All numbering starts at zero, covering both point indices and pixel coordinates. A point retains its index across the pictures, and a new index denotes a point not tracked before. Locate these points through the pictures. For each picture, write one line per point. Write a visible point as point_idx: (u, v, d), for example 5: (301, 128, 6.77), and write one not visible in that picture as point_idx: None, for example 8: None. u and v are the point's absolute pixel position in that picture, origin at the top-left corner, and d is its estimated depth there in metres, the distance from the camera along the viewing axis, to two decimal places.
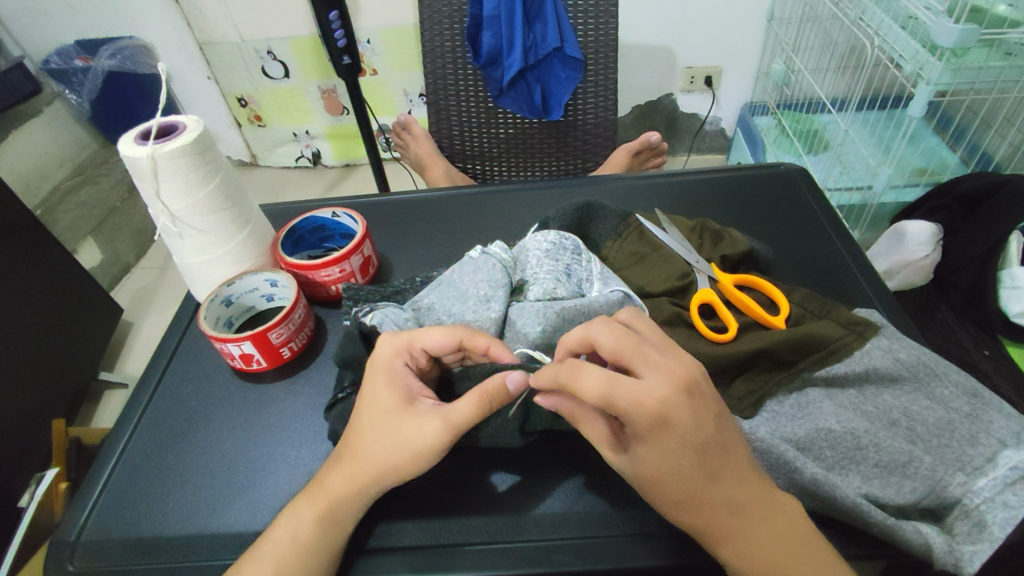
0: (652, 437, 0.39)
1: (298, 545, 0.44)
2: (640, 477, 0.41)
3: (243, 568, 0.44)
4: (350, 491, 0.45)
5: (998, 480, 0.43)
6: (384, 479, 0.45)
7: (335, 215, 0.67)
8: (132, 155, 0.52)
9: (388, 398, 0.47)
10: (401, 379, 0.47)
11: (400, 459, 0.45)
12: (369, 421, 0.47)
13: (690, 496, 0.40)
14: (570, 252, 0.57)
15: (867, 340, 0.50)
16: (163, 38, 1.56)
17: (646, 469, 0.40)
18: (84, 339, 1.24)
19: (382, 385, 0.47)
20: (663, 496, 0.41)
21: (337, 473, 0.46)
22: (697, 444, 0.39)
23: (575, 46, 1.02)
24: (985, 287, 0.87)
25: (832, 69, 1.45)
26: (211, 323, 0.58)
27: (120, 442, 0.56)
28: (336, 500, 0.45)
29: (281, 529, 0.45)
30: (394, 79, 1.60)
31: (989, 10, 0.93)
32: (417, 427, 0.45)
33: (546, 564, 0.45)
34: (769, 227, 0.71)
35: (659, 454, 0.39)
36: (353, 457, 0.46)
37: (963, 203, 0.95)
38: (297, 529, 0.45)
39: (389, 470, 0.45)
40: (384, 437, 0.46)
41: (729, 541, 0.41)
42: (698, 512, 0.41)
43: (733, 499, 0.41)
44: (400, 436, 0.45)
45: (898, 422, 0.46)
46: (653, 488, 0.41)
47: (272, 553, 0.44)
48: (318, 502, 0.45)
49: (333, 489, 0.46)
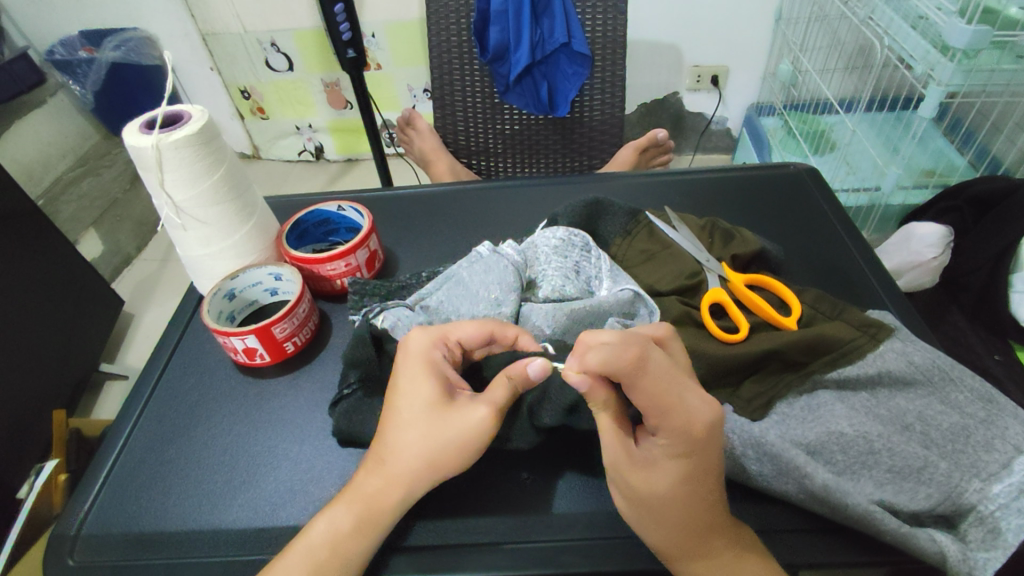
0: (678, 451, 0.40)
1: (336, 549, 0.43)
2: (647, 490, 0.41)
3: (274, 567, 0.43)
4: (390, 493, 0.44)
5: (1013, 487, 0.42)
6: (429, 476, 0.44)
7: (340, 209, 0.66)
8: (137, 145, 0.52)
9: (426, 389, 0.45)
10: (439, 369, 0.46)
11: (441, 451, 0.44)
12: (406, 412, 0.45)
13: (684, 527, 0.41)
14: (579, 249, 0.57)
15: (881, 343, 0.49)
16: (166, 29, 1.55)
17: (657, 480, 0.40)
18: (84, 331, 1.23)
19: (419, 373, 0.46)
20: (663, 515, 0.41)
21: (376, 475, 0.45)
22: (704, 472, 0.40)
23: (582, 41, 1.01)
24: (996, 290, 0.86)
25: (838, 70, 1.42)
26: (214, 317, 0.57)
27: (121, 437, 0.55)
28: (376, 502, 0.44)
29: (314, 530, 0.44)
30: (399, 74, 1.59)
31: (1001, 12, 0.92)
32: (462, 418, 0.44)
33: (554, 565, 0.44)
34: (779, 228, 0.71)
35: (665, 465, 0.40)
36: (387, 455, 0.45)
37: (975, 205, 0.95)
38: (335, 532, 0.43)
39: (432, 466, 0.44)
40: (426, 432, 0.44)
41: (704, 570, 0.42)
42: (676, 541, 0.41)
43: (714, 532, 0.41)
44: (443, 428, 0.44)
45: (911, 427, 0.45)
46: (655, 504, 0.41)
47: (305, 557, 0.42)
48: (354, 505, 0.44)
49: (369, 493, 0.44)
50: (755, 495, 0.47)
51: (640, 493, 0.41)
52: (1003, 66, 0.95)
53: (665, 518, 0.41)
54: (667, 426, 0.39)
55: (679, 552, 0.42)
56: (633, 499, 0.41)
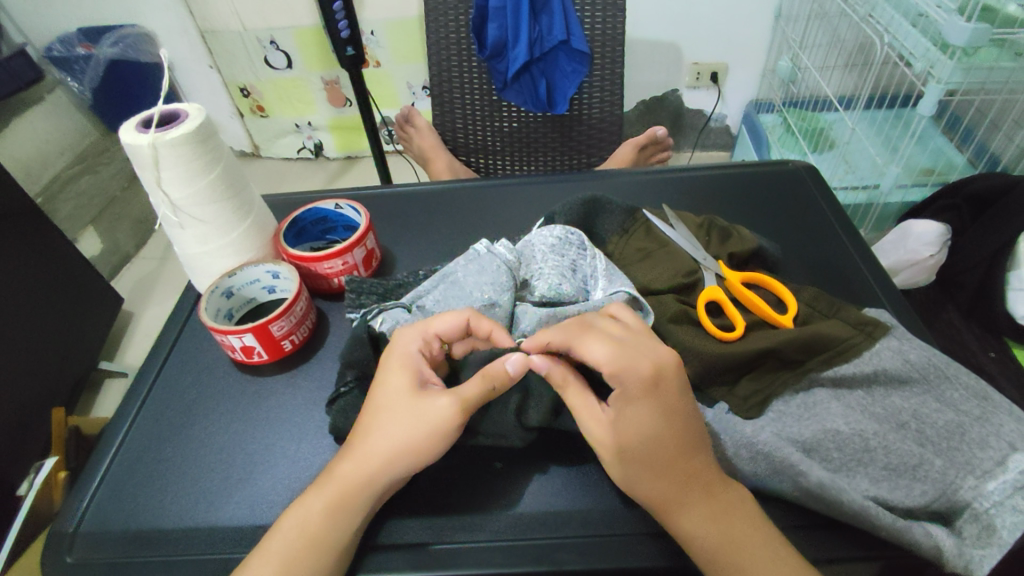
0: (638, 397, 0.42)
1: (307, 534, 0.43)
2: (626, 443, 0.43)
3: (250, 563, 0.42)
4: (360, 479, 0.44)
5: (1007, 484, 0.42)
6: (396, 463, 0.44)
7: (337, 207, 0.66)
8: (133, 143, 0.51)
9: (402, 380, 0.47)
10: (415, 364, 0.48)
11: (410, 440, 0.44)
12: (380, 404, 0.46)
13: (664, 475, 0.43)
14: (576, 247, 0.57)
15: (876, 341, 0.49)
16: (165, 26, 1.54)
17: (632, 430, 0.43)
18: (84, 328, 1.23)
19: (396, 366, 0.48)
20: (644, 465, 0.43)
21: (346, 459, 0.45)
22: (672, 418, 0.43)
23: (581, 39, 1.00)
24: (993, 288, 0.87)
25: (838, 67, 1.44)
26: (211, 315, 0.57)
27: (118, 434, 0.55)
28: (346, 487, 0.44)
29: (289, 520, 0.44)
30: (398, 71, 1.59)
31: (1000, 10, 0.93)
32: (429, 407, 0.44)
33: (549, 562, 0.44)
34: (776, 225, 0.71)
35: (635, 415, 0.42)
36: (360, 440, 0.46)
37: (972, 203, 0.94)
38: (306, 517, 0.43)
39: (399, 453, 0.44)
40: (395, 418, 0.45)
41: (693, 527, 0.42)
42: (660, 491, 0.43)
43: (694, 479, 0.43)
44: (412, 416, 0.45)
45: (907, 425, 0.45)
46: (634, 455, 0.43)
47: (281, 543, 0.43)
48: (327, 491, 0.44)
49: (340, 479, 0.45)
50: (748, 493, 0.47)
51: (619, 453, 0.43)
52: (1002, 64, 0.95)
53: (647, 470, 0.43)
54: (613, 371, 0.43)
55: (663, 502, 0.43)
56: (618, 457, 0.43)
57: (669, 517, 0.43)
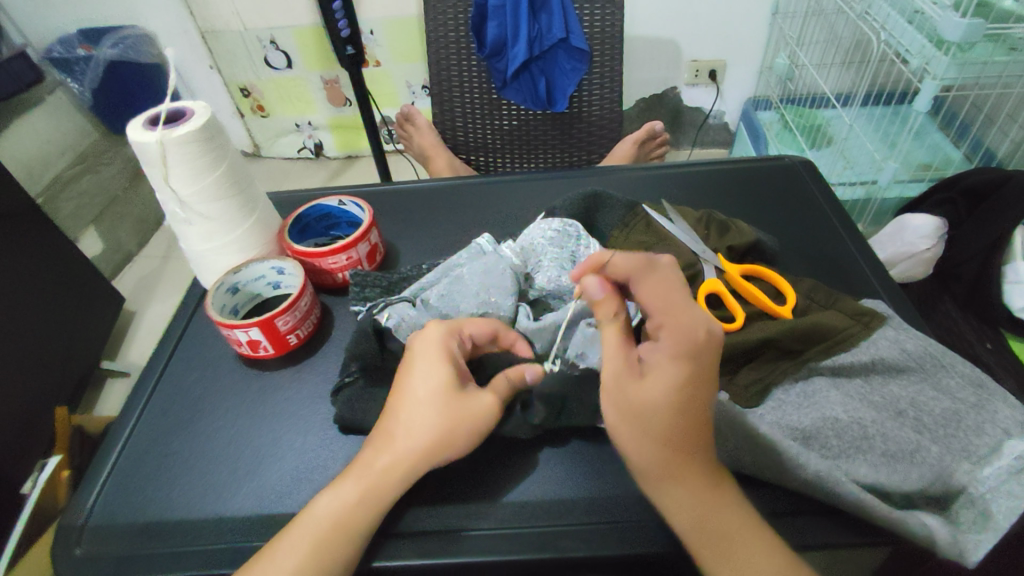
0: (679, 355, 0.42)
1: (339, 524, 0.43)
2: (645, 402, 0.42)
3: (276, 551, 0.42)
4: (398, 471, 0.45)
5: (1002, 470, 0.43)
6: (435, 457, 0.45)
7: (341, 203, 0.67)
8: (141, 140, 0.52)
9: (443, 373, 0.46)
10: (454, 358, 0.48)
11: (452, 434, 0.45)
12: (422, 393, 0.46)
13: (657, 441, 0.42)
14: (574, 239, 0.59)
15: (873, 331, 0.51)
16: (165, 27, 1.55)
17: (655, 388, 0.42)
18: (86, 328, 1.24)
19: (439, 358, 0.47)
20: (641, 423, 0.42)
21: (386, 451, 0.45)
22: (694, 391, 0.42)
23: (580, 37, 1.01)
24: (989, 281, 0.88)
25: (836, 65, 1.45)
26: (218, 310, 0.58)
27: (126, 429, 0.56)
28: (383, 478, 0.45)
29: (319, 508, 0.44)
30: (397, 70, 1.60)
31: (995, 6, 0.95)
32: (475, 406, 0.46)
33: (551, 549, 0.45)
34: (775, 219, 0.72)
35: (662, 371, 0.42)
36: (400, 431, 0.46)
37: (968, 196, 0.94)
38: (339, 506, 0.44)
39: (442, 446, 0.45)
40: (440, 414, 0.45)
41: (682, 519, 0.42)
42: (644, 451, 0.43)
43: (676, 458, 0.42)
44: (457, 413, 0.46)
45: (904, 413, 0.46)
46: (636, 409, 0.42)
47: (308, 531, 0.43)
48: (362, 481, 0.45)
49: (378, 469, 0.45)
50: (748, 481, 0.48)
51: (637, 409, 0.42)
52: (997, 59, 0.96)
53: (642, 428, 0.42)
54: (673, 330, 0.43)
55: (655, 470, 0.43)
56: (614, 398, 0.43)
57: (645, 482, 0.43)
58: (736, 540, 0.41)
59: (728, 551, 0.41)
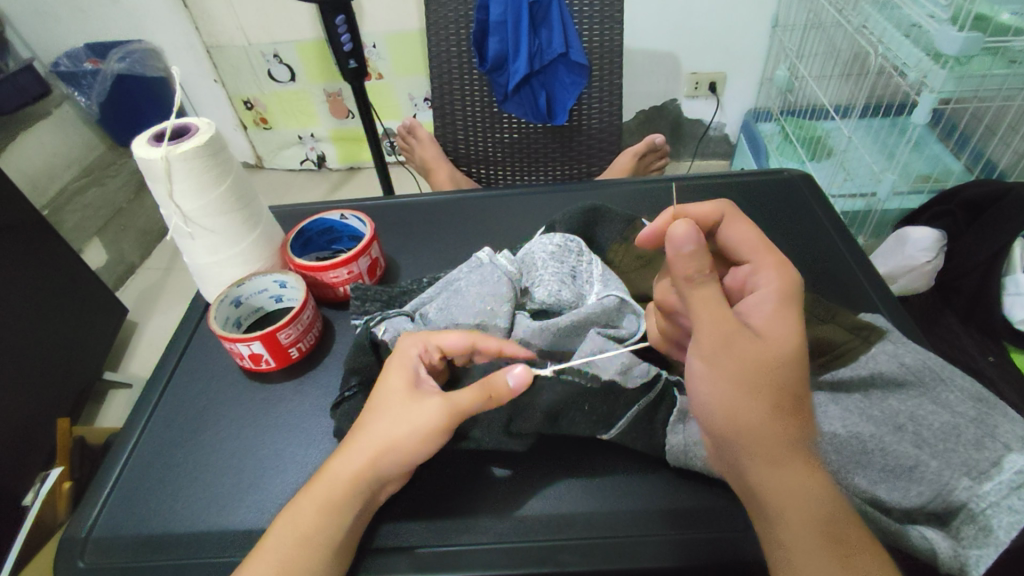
0: (781, 304, 0.48)
1: (297, 535, 0.43)
2: (767, 356, 0.44)
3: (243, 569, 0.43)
4: (348, 480, 0.45)
5: (1003, 484, 0.42)
6: (383, 461, 0.45)
7: (343, 218, 0.68)
8: (146, 157, 0.53)
9: (397, 380, 0.48)
10: (410, 364, 0.49)
11: (397, 437, 0.45)
12: (375, 402, 0.48)
13: (764, 408, 0.43)
14: (575, 254, 0.59)
15: (872, 344, 0.52)
16: (171, 41, 1.57)
17: (774, 337, 0.45)
18: (88, 340, 1.24)
19: (393, 365, 0.49)
20: (755, 385, 0.43)
21: (336, 459, 0.46)
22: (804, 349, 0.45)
23: (580, 51, 1.02)
24: (988, 293, 0.89)
25: (835, 77, 1.45)
26: (221, 322, 0.59)
27: (130, 440, 0.56)
28: (334, 488, 0.45)
29: (280, 525, 0.45)
30: (400, 83, 1.61)
31: (993, 18, 0.94)
32: (420, 408, 0.46)
33: (552, 564, 0.45)
34: (773, 232, 0.72)
35: (775, 324, 0.46)
36: (352, 438, 0.47)
37: (967, 209, 0.95)
38: (296, 520, 0.44)
39: (387, 450, 0.45)
40: (386, 417, 0.46)
41: (785, 526, 0.41)
42: (758, 421, 0.43)
43: (782, 437, 0.43)
44: (402, 416, 0.46)
45: (903, 427, 0.46)
46: (748, 369, 0.44)
47: (271, 549, 0.43)
48: (316, 493, 0.45)
49: (330, 478, 0.45)
50: None
51: (756, 365, 0.44)
52: (994, 72, 0.97)
53: (759, 393, 0.43)
54: (769, 274, 0.50)
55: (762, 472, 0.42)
56: (731, 362, 0.44)
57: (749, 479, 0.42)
58: (848, 543, 0.39)
59: (852, 561, 0.39)
